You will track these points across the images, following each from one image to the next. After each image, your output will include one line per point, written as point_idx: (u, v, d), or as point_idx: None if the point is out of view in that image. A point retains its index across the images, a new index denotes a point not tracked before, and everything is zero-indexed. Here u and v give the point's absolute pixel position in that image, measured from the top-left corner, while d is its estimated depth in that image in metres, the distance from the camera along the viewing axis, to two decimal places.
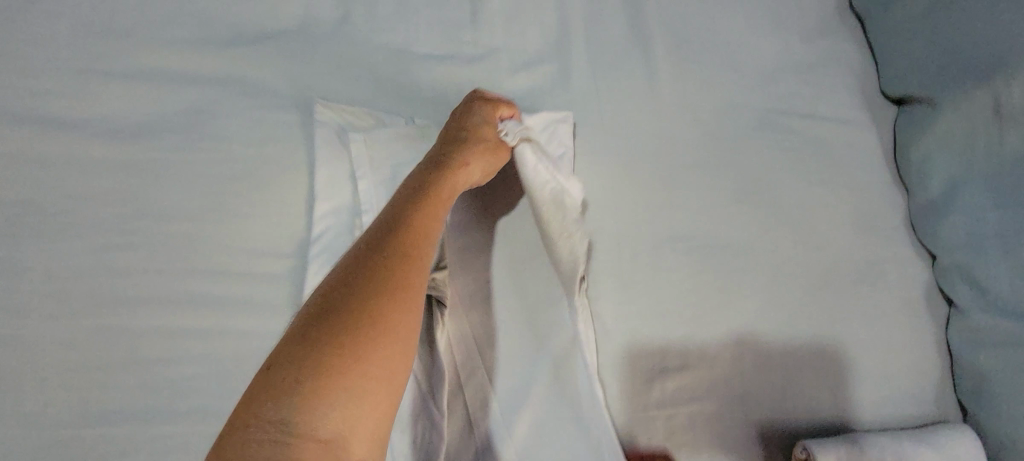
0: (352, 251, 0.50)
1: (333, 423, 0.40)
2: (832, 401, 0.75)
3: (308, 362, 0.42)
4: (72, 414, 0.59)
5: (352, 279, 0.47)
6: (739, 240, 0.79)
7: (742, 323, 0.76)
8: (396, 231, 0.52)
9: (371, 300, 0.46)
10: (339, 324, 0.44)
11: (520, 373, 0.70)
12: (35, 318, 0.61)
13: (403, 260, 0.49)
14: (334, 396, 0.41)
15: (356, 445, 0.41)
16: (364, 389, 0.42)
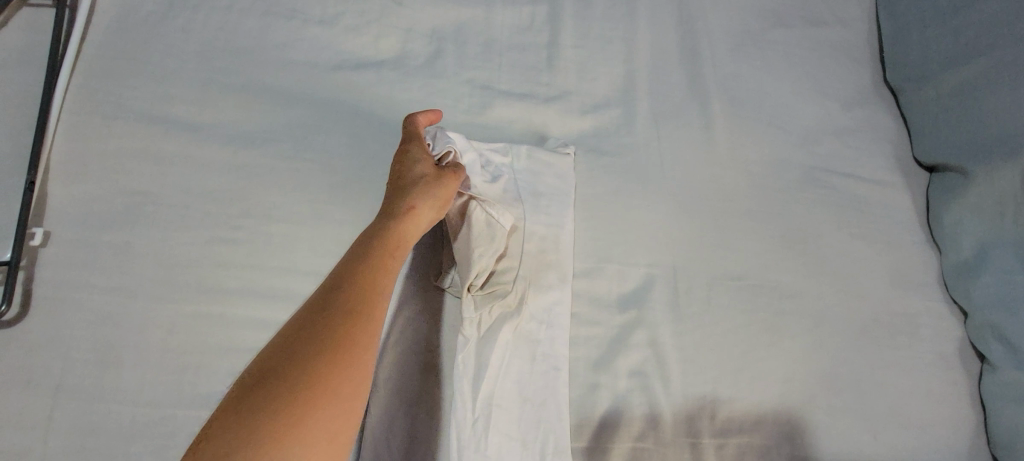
0: (299, 314, 0.52)
1: None
2: (871, 443, 0.78)
3: (236, 440, 0.43)
4: (170, 392, 0.63)
5: (290, 356, 0.48)
6: (784, 283, 0.84)
7: (788, 361, 0.80)
8: (344, 288, 0.54)
9: (311, 364, 0.48)
10: (275, 403, 0.45)
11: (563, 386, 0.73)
12: (142, 299, 0.66)
13: (346, 330, 0.51)
14: None
15: None
16: (305, 460, 0.44)
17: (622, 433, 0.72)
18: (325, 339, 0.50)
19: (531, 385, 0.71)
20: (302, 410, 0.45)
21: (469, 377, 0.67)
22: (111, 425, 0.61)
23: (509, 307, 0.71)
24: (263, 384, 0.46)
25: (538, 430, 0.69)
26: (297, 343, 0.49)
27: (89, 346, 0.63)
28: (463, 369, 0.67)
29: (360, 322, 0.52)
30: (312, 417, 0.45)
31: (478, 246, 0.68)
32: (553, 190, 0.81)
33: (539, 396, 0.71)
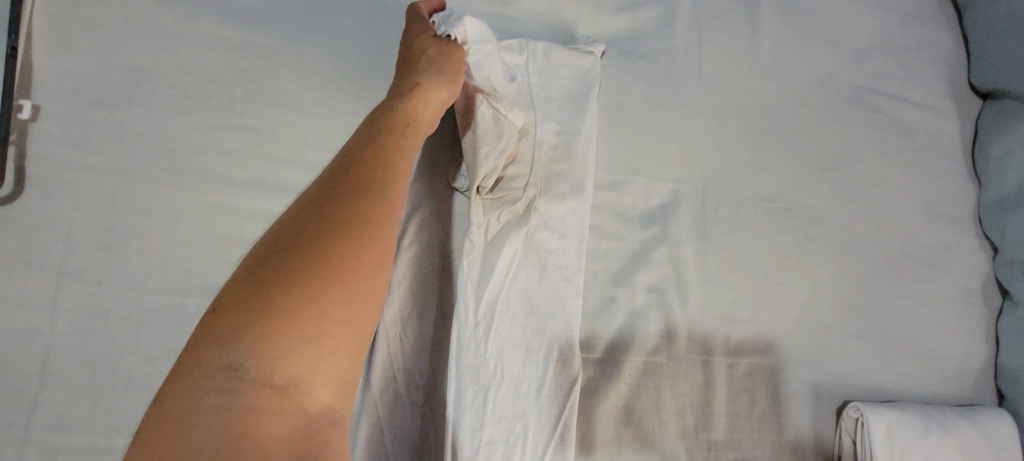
0: (309, 190, 0.49)
1: (289, 368, 0.41)
2: (880, 371, 0.78)
3: (250, 312, 0.42)
4: (177, 281, 0.61)
5: (303, 229, 0.45)
6: (814, 208, 0.81)
7: (808, 287, 0.78)
8: (356, 164, 0.50)
9: (324, 239, 0.45)
10: (289, 277, 0.43)
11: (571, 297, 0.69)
12: (142, 184, 0.62)
13: (361, 204, 0.47)
14: (290, 340, 0.41)
15: (319, 386, 0.42)
16: (323, 334, 0.42)
17: (636, 347, 0.72)
18: (340, 214, 0.46)
19: (540, 293, 0.68)
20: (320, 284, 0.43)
21: (474, 280, 0.67)
22: (118, 310, 0.60)
23: (516, 213, 0.69)
24: (278, 257, 0.44)
25: (544, 338, 0.67)
26: (311, 217, 0.46)
27: (89, 230, 0.61)
28: (467, 273, 0.67)
29: (377, 197, 0.48)
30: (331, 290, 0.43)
31: (484, 146, 0.67)
32: (569, 93, 0.75)
33: (546, 306, 0.68)
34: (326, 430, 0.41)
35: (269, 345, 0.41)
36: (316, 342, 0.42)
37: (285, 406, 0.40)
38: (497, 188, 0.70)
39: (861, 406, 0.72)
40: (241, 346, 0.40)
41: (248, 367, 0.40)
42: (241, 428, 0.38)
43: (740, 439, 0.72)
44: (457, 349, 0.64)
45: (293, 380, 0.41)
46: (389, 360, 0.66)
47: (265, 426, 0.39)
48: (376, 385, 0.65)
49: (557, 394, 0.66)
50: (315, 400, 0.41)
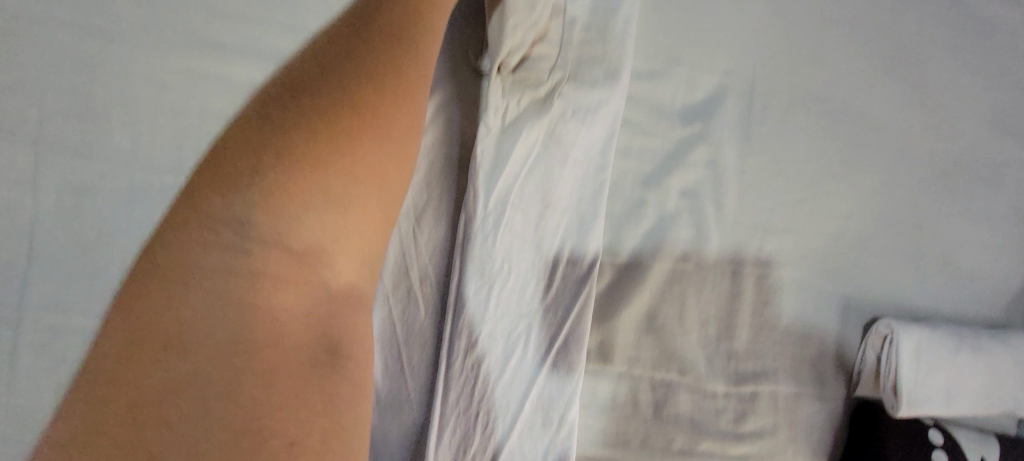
0: (335, 49, 0.47)
1: (311, 231, 0.41)
2: (914, 288, 0.74)
3: (275, 160, 0.41)
4: (174, 158, 0.57)
5: (332, 89, 0.45)
6: (871, 112, 0.74)
7: (852, 199, 0.73)
8: (387, 32, 0.49)
9: (355, 101, 0.45)
10: (316, 132, 0.43)
11: (587, 197, 0.64)
12: (135, 52, 0.59)
13: (394, 74, 0.47)
14: (313, 199, 0.41)
15: (336, 256, 0.42)
16: (347, 199, 0.43)
17: (664, 253, 0.67)
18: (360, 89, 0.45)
19: (558, 189, 0.63)
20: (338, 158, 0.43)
21: (487, 169, 0.61)
22: (115, 185, 0.56)
23: (540, 98, 0.63)
24: (292, 124, 0.43)
25: (555, 237, 0.63)
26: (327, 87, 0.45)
27: (79, 99, 0.57)
28: (480, 161, 0.61)
29: (397, 77, 0.47)
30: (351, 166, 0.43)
31: (514, 14, 0.61)
32: None
33: (563, 204, 0.63)
34: (346, 308, 0.42)
35: (286, 214, 0.40)
36: (333, 216, 0.42)
37: (304, 278, 0.40)
38: (522, 66, 0.63)
39: (892, 323, 0.69)
40: (254, 212, 0.40)
41: (262, 233, 0.39)
42: (257, 297, 0.38)
43: (761, 350, 0.69)
44: (462, 240, 0.60)
45: (310, 251, 0.41)
46: (401, 255, 0.61)
47: (283, 296, 0.39)
48: (387, 278, 0.61)
49: (565, 294, 0.62)
50: (332, 270, 0.42)
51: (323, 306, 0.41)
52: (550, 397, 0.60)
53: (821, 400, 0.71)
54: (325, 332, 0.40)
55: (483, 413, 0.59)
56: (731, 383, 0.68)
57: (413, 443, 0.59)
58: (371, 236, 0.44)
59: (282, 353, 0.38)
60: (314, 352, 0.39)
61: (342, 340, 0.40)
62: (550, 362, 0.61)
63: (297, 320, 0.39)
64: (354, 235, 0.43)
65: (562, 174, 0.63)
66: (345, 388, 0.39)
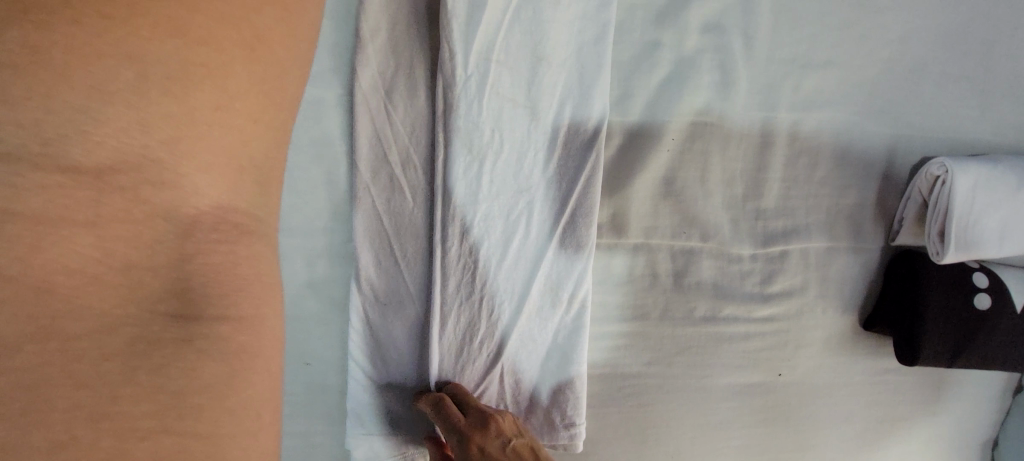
0: None
1: (129, 152, 0.29)
2: (975, 121, 0.63)
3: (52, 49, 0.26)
4: None
5: None
6: None
7: (911, 16, 0.60)
8: None
9: None
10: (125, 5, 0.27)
11: (590, 43, 0.53)
12: None
13: None
14: (127, 108, 0.28)
15: (186, 182, 0.31)
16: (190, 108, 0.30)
17: (684, 105, 0.57)
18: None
19: (553, 36, 0.52)
20: (148, 22, 0.28)
21: (463, 19, 0.50)
22: None
23: None
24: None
25: (554, 95, 0.53)
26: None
27: None
28: (453, 10, 0.49)
29: None
30: (172, 30, 0.28)
31: None
32: None
33: (561, 55, 0.52)
34: (210, 242, 0.32)
35: (62, 108, 0.27)
36: (162, 110, 0.29)
37: (125, 211, 0.30)
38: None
39: (948, 163, 0.59)
40: (15, 104, 0.26)
41: (18, 139, 0.27)
42: (20, 252, 0.27)
43: (793, 207, 0.62)
44: (442, 108, 0.51)
45: (122, 166, 0.29)
46: (376, 137, 0.52)
47: (72, 243, 0.28)
48: (363, 166, 0.52)
49: (569, 164, 0.54)
50: (183, 199, 0.31)
51: (171, 245, 0.31)
52: (559, 275, 0.56)
53: (856, 253, 0.65)
54: (174, 287, 0.31)
55: (487, 299, 0.55)
56: (758, 245, 0.62)
57: (416, 337, 0.56)
58: (237, 154, 0.32)
59: (91, 333, 0.28)
60: (158, 316, 0.30)
61: (201, 295, 0.32)
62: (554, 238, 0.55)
63: (114, 282, 0.29)
64: (207, 134, 0.31)
65: (558, 16, 0.51)
66: (203, 361, 0.30)
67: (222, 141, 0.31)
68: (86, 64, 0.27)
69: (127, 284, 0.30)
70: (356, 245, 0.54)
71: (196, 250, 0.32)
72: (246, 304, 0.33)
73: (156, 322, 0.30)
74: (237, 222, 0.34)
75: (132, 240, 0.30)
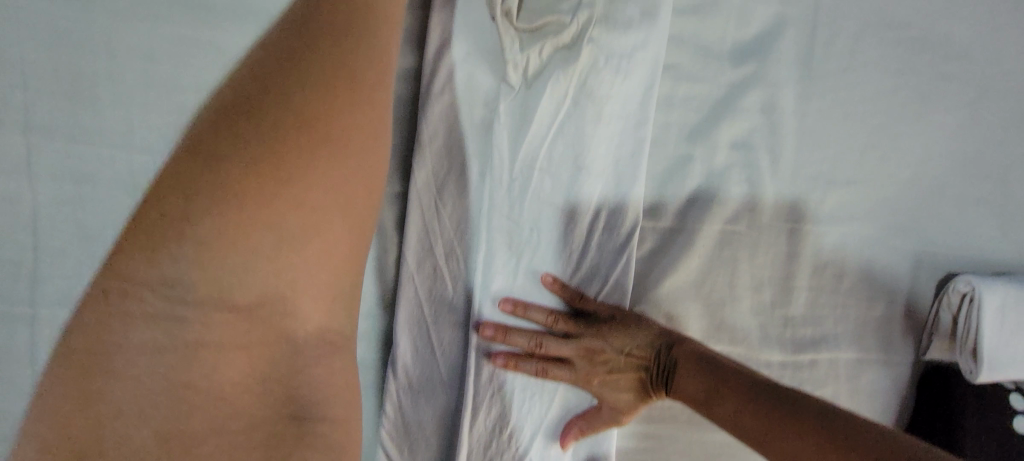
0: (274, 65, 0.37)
1: (267, 294, 0.37)
2: (997, 242, 0.65)
3: (222, 232, 0.34)
4: (165, 138, 0.51)
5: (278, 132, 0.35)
6: (955, 40, 0.63)
7: (930, 143, 0.63)
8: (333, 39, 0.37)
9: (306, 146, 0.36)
10: (272, 195, 0.35)
11: (625, 157, 0.57)
12: (103, 17, 0.49)
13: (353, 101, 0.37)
14: (268, 264, 0.36)
15: (301, 310, 0.38)
16: (308, 260, 0.37)
17: (714, 214, 0.61)
18: (294, 84, 0.36)
19: (591, 150, 0.56)
20: (284, 201, 0.36)
21: (510, 131, 0.55)
22: (100, 173, 0.50)
23: (564, 45, 0.54)
24: (213, 153, 0.35)
25: (590, 202, 0.57)
26: (253, 87, 0.36)
27: (52, 73, 0.49)
28: (503, 123, 0.55)
29: (358, 108, 0.38)
30: (300, 206, 0.36)
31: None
32: None
33: (599, 165, 0.57)
34: (315, 356, 0.39)
35: (228, 269, 0.35)
36: (287, 263, 0.37)
37: (262, 338, 0.38)
38: (537, 10, 0.54)
39: (974, 282, 0.60)
40: (204, 268, 0.35)
41: (201, 294, 0.35)
42: (201, 371, 0.36)
43: (821, 316, 0.63)
44: (487, 207, 0.55)
45: (262, 305, 0.37)
46: (424, 232, 0.55)
47: (227, 363, 0.37)
48: (409, 258, 0.55)
49: (601, 266, 0.58)
50: (298, 324, 0.38)
51: (287, 361, 0.39)
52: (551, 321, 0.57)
53: (888, 366, 0.65)
54: (289, 394, 0.39)
55: (517, 392, 0.56)
56: (787, 351, 0.63)
57: (446, 426, 0.56)
58: (334, 287, 0.39)
59: (240, 433, 0.37)
60: (282, 417, 0.39)
61: (310, 404, 0.39)
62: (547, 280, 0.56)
63: (253, 391, 0.38)
64: (315, 276, 0.38)
65: (596, 132, 0.56)
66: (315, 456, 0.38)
67: (324, 282, 0.38)
68: (246, 239, 0.35)
69: (259, 393, 0.38)
70: (396, 332, 0.56)
71: (304, 364, 0.39)
72: (339, 407, 0.40)
73: (281, 421, 0.39)
74: (332, 339, 0.40)
75: (265, 360, 0.38)
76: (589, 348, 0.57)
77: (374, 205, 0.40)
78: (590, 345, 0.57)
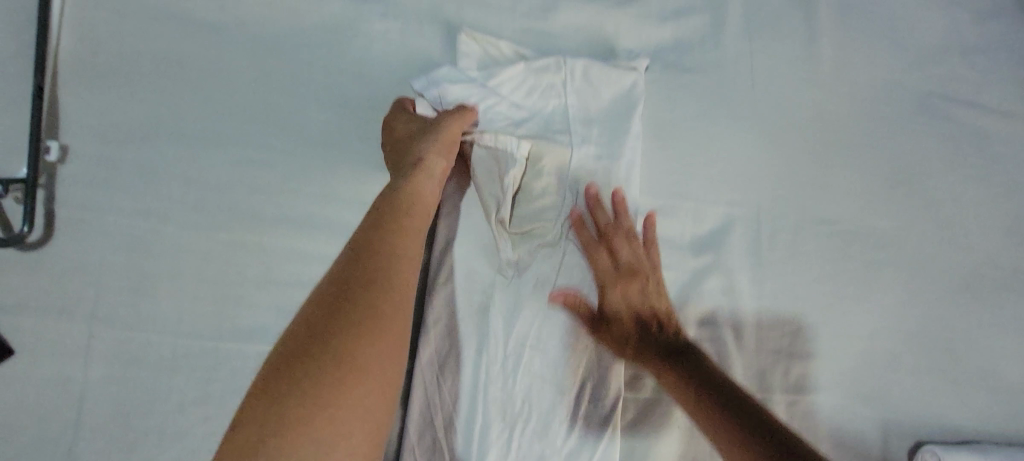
0: (321, 291, 0.47)
1: None
2: (956, 409, 0.71)
3: (268, 429, 0.39)
4: (209, 324, 0.59)
5: (318, 335, 0.44)
6: (882, 230, 0.73)
7: (877, 318, 0.71)
8: (363, 260, 0.49)
9: (344, 343, 0.44)
10: (313, 391, 0.41)
11: (605, 334, 0.64)
12: (174, 226, 0.60)
13: (377, 306, 0.46)
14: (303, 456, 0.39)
15: None
16: (337, 448, 0.40)
17: None
18: (351, 306, 0.46)
19: (574, 328, 0.64)
20: (320, 389, 0.41)
21: (503, 312, 0.64)
22: (149, 356, 0.58)
23: (549, 243, 0.65)
24: (290, 357, 0.43)
25: (575, 375, 0.63)
26: (307, 311, 0.46)
27: (124, 271, 0.59)
28: (497, 306, 0.64)
29: (383, 312, 0.46)
30: (333, 395, 0.41)
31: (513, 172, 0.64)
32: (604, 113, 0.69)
33: (582, 341, 0.64)
34: None
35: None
36: (320, 452, 0.39)
37: None
38: (526, 216, 0.66)
39: (937, 448, 0.66)
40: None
41: None
42: None
43: None
44: (482, 381, 0.62)
45: None
46: (426, 405, 0.62)
47: None
48: (412, 428, 0.62)
49: (589, 437, 0.62)
50: None
51: None
52: (591, 254, 0.65)
53: None
54: None
55: None
56: None
57: None
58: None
59: None
60: None
61: None
62: (593, 186, 0.66)
63: None
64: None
65: (579, 313, 0.64)
66: None
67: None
68: (289, 436, 0.39)
69: None
70: None
71: None
72: None
73: None
74: None
75: None
76: (631, 265, 0.66)
77: (394, 392, 0.45)
78: (631, 264, 0.66)
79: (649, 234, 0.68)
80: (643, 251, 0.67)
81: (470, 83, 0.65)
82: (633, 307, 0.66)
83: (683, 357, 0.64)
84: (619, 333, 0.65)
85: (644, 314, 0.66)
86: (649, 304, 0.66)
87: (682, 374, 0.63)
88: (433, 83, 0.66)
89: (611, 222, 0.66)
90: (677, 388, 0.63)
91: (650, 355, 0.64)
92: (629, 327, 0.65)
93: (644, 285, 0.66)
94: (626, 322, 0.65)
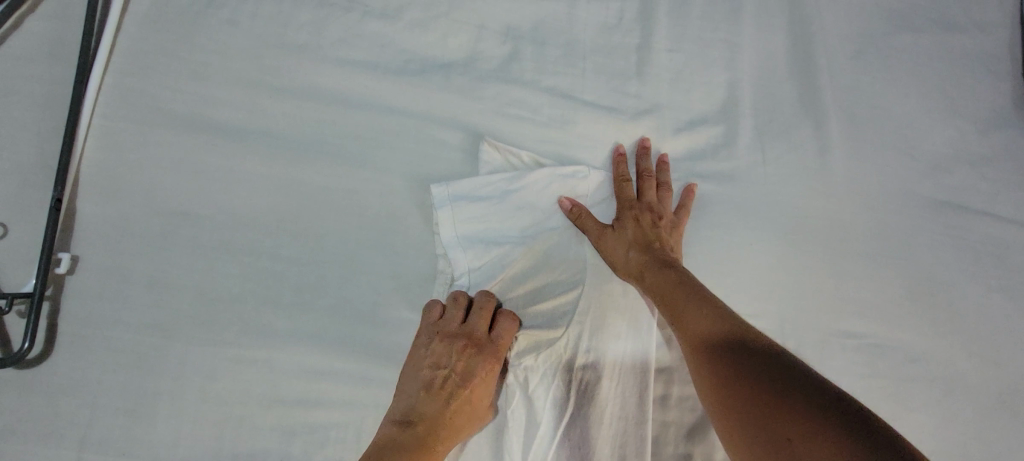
0: None
1: None
2: None
3: None
4: (206, 449, 0.55)
5: None
6: (908, 344, 0.71)
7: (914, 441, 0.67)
8: None
9: None
10: None
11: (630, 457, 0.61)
12: (179, 341, 0.58)
13: None
14: None
15: None
16: None
17: None
18: None
19: (596, 451, 0.61)
20: None
21: (520, 434, 0.61)
22: None
23: (560, 357, 0.62)
24: None
25: None
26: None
27: (121, 392, 0.56)
28: (512, 426, 0.61)
29: None
30: None
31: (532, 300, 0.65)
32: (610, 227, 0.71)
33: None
34: None
35: None
36: None
37: None
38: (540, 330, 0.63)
39: None
40: None
41: None
42: None
43: None
44: None
45: None
46: None
47: None
48: None
49: None
50: None
51: None
52: (624, 177, 0.71)
53: None
54: None
55: None
56: None
57: None
58: None
59: None
60: None
61: None
62: (648, 140, 0.74)
63: None
64: None
65: (599, 434, 0.61)
66: None
67: None
68: None
69: None
70: None
71: None
72: None
73: None
74: None
75: None
76: (653, 205, 0.70)
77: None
78: (654, 205, 0.70)
79: (680, 216, 0.71)
80: (668, 212, 0.70)
81: (489, 199, 0.66)
82: (643, 233, 0.68)
83: (694, 282, 0.62)
84: (624, 235, 0.67)
85: (652, 243, 0.66)
86: (662, 244, 0.67)
87: (687, 284, 0.62)
88: (453, 194, 0.66)
89: (652, 171, 0.73)
90: (676, 301, 0.61)
91: (649, 269, 0.64)
92: (630, 252, 0.66)
93: (658, 219, 0.69)
94: (633, 234, 0.68)
